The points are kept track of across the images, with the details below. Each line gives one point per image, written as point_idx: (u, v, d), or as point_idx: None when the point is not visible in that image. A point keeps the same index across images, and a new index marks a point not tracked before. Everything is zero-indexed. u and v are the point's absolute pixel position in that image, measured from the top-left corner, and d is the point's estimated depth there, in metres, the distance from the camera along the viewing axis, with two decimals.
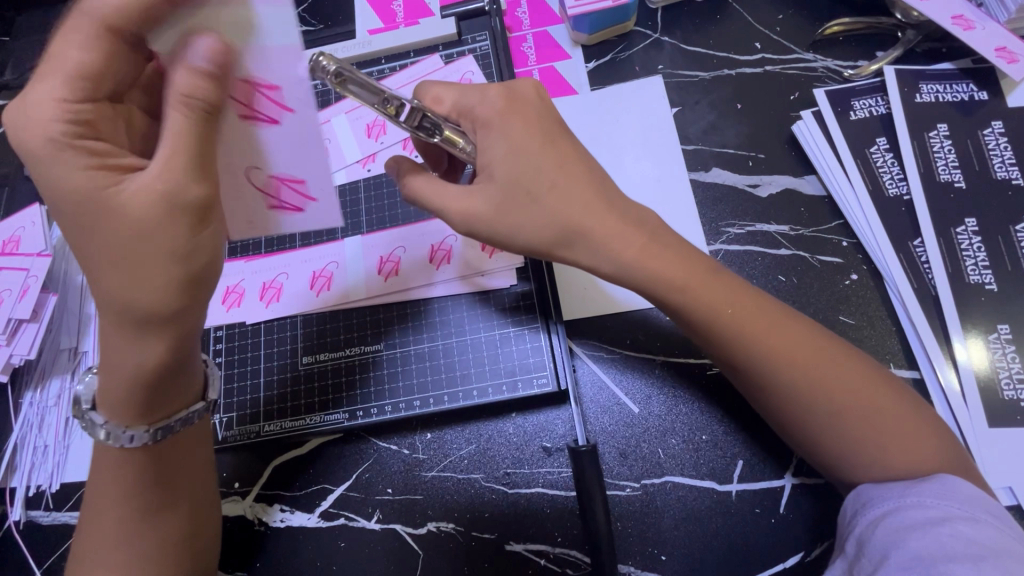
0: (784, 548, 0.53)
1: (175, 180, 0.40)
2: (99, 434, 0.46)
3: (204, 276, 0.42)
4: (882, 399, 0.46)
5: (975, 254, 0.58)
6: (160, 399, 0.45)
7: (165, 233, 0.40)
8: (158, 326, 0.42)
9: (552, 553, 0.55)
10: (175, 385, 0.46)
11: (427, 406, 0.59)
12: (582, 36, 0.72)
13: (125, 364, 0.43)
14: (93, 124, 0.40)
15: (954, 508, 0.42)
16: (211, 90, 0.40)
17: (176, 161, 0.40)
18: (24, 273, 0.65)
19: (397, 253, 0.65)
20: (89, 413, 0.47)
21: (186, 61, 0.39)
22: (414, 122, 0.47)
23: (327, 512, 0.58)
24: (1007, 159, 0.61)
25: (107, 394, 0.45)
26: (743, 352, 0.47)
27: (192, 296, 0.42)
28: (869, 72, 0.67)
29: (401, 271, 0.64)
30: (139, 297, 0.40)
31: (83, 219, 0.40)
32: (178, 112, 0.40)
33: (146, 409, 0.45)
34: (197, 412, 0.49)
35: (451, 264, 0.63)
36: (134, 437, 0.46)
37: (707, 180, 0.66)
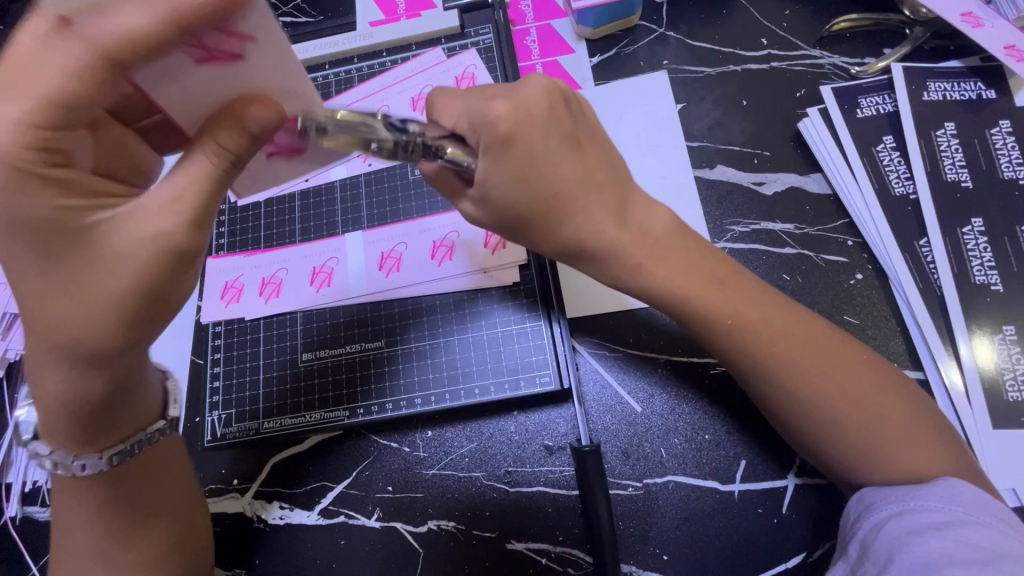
0: (787, 549, 0.53)
1: (170, 227, 0.39)
2: (49, 464, 0.46)
3: (166, 312, 0.43)
4: (892, 405, 0.46)
5: (981, 255, 0.58)
6: (112, 420, 0.45)
7: (145, 273, 0.39)
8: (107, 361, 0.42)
9: (553, 553, 0.55)
10: (120, 408, 0.45)
11: (428, 404, 0.59)
12: (586, 30, 0.71)
13: (62, 393, 0.42)
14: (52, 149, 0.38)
15: (959, 512, 0.42)
16: (245, 146, 0.40)
17: (178, 206, 0.39)
18: None
19: (402, 246, 0.64)
20: (30, 444, 0.46)
21: (240, 115, 0.39)
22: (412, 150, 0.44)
23: (327, 510, 0.58)
24: (1015, 159, 0.61)
25: (51, 425, 0.45)
26: (749, 362, 0.47)
27: (139, 330, 0.42)
28: (876, 69, 0.66)
29: (406, 266, 0.63)
30: (90, 329, 0.40)
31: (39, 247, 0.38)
32: (207, 159, 0.40)
33: (95, 432, 0.45)
34: (159, 431, 0.49)
35: (457, 258, 0.63)
36: (87, 465, 0.45)
37: (712, 178, 0.65)
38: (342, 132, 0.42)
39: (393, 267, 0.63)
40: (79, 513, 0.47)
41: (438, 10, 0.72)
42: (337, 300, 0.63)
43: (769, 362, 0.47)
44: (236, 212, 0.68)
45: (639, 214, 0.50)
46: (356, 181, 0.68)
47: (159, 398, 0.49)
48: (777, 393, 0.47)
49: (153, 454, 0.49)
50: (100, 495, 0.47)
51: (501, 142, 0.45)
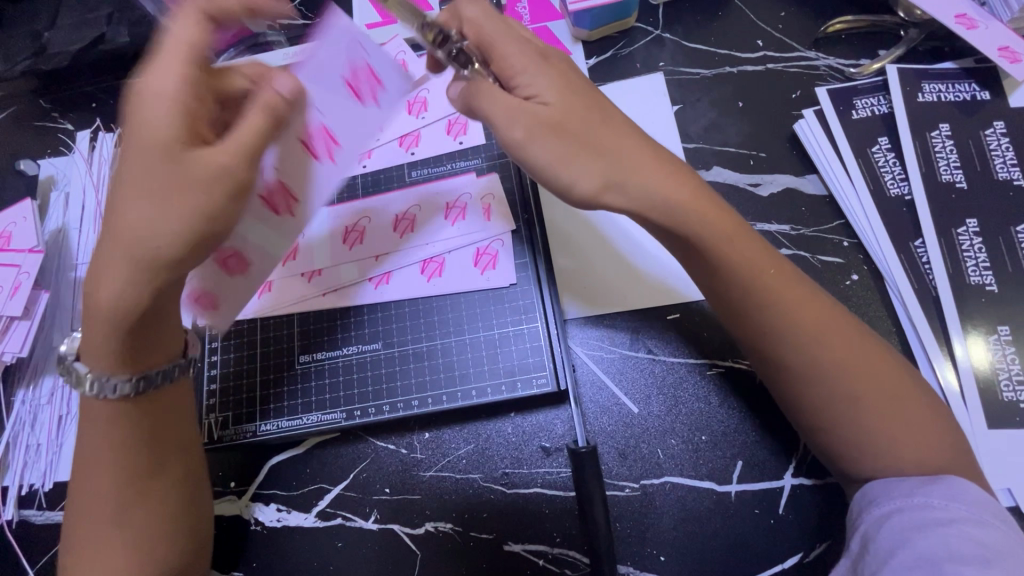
0: (783, 549, 0.53)
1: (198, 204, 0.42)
2: (84, 383, 0.46)
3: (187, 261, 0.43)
4: (903, 393, 0.45)
5: (976, 255, 0.58)
6: (145, 344, 0.46)
7: (205, 189, 0.42)
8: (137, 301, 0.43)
9: (551, 553, 0.55)
10: (151, 328, 0.46)
11: (425, 406, 0.59)
12: (582, 32, 0.71)
13: (127, 305, 0.43)
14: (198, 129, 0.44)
15: (963, 509, 0.42)
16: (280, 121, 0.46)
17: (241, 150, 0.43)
18: (15, 270, 0.64)
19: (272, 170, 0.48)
20: (72, 365, 0.47)
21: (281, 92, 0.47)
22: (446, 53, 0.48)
23: (324, 512, 0.58)
24: (1009, 159, 0.61)
25: (93, 339, 0.45)
26: (785, 348, 0.46)
27: (197, 253, 0.43)
28: (871, 71, 0.66)
29: (297, 188, 0.49)
30: (158, 236, 0.41)
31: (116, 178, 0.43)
32: (262, 113, 0.45)
33: (125, 357, 0.45)
34: (178, 367, 0.50)
35: (344, 146, 0.49)
36: (117, 387, 0.46)
37: (708, 179, 0.65)
38: None
39: (288, 202, 0.50)
40: None
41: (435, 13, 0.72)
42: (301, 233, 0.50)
43: (808, 352, 0.45)
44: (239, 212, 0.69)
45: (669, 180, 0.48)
46: (352, 183, 0.68)
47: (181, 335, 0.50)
48: (805, 383, 0.46)
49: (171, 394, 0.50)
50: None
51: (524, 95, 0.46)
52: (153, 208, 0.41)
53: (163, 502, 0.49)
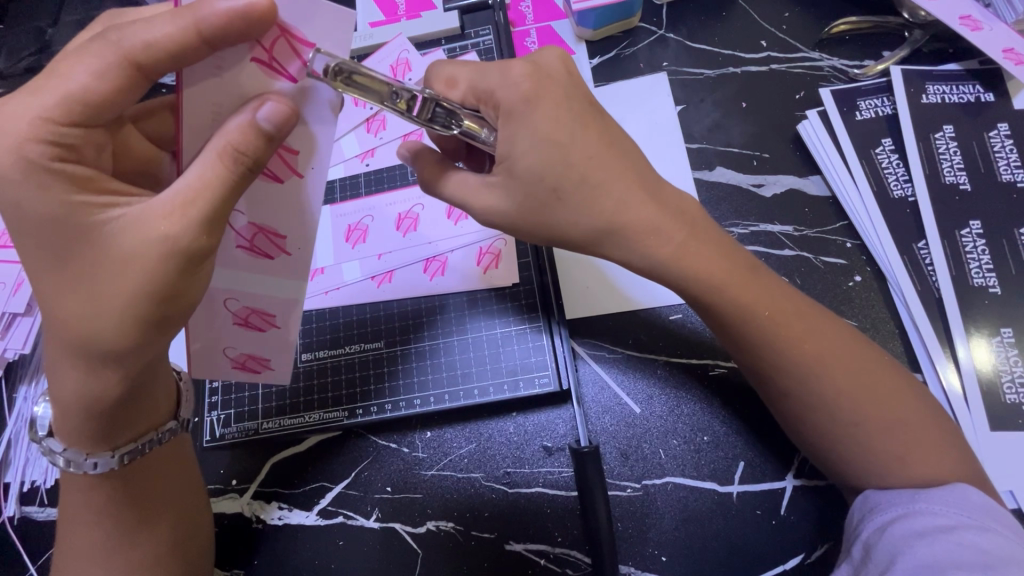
0: (785, 550, 0.53)
1: (151, 281, 0.37)
2: (60, 461, 0.44)
3: (151, 343, 0.40)
4: (901, 405, 0.46)
5: (979, 257, 0.58)
6: (128, 419, 0.44)
7: (147, 275, 0.37)
8: (118, 360, 0.40)
9: (552, 553, 0.55)
10: (135, 408, 0.44)
11: (427, 405, 0.59)
12: (587, 31, 0.71)
13: (96, 396, 0.41)
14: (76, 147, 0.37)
15: (964, 517, 0.42)
16: (263, 148, 0.37)
17: (186, 209, 0.37)
18: (18, 266, 0.65)
19: (246, 219, 0.43)
20: (45, 441, 0.45)
21: (254, 115, 0.37)
22: (426, 116, 0.42)
23: (326, 510, 0.58)
24: (1013, 161, 0.61)
25: (62, 418, 0.43)
26: (783, 354, 0.46)
27: (152, 335, 0.40)
28: (875, 72, 0.66)
29: (278, 223, 0.43)
30: (103, 331, 0.38)
31: (59, 243, 0.37)
32: (220, 161, 0.37)
33: (104, 432, 0.44)
34: (169, 432, 0.48)
35: (304, 149, 0.41)
36: (98, 464, 0.44)
37: (711, 179, 0.65)
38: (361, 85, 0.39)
39: (275, 241, 0.44)
40: (85, 509, 0.46)
41: (438, 12, 0.72)
42: (295, 272, 0.46)
43: (806, 365, 0.46)
44: None
45: (675, 195, 0.48)
46: (354, 180, 0.68)
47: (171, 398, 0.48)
48: (806, 394, 0.46)
49: (160, 453, 0.49)
50: (115, 504, 0.46)
51: (520, 107, 0.44)
52: (93, 303, 0.38)
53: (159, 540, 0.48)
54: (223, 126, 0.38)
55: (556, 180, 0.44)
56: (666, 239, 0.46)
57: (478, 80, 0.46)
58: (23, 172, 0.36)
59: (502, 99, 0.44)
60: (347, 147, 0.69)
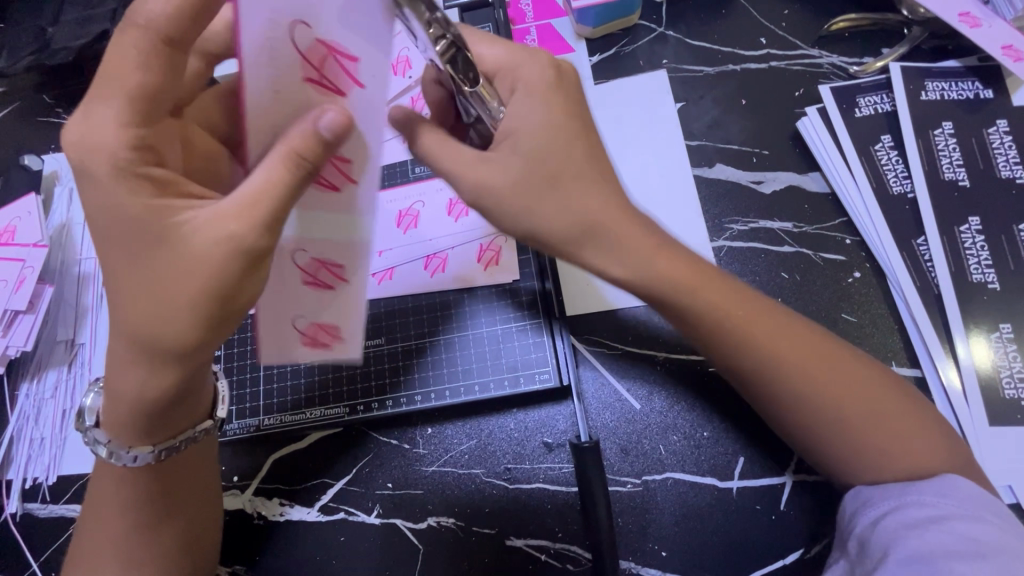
0: (785, 545, 0.53)
1: (218, 282, 0.38)
2: (103, 452, 0.45)
3: (204, 343, 0.40)
4: (903, 402, 0.46)
5: (978, 253, 0.58)
6: (171, 416, 0.44)
7: (212, 278, 0.37)
8: (172, 359, 0.40)
9: (552, 549, 0.55)
10: (180, 407, 0.44)
11: (427, 401, 0.59)
12: (587, 29, 0.71)
13: (138, 394, 0.42)
14: (156, 148, 0.38)
15: (953, 506, 0.42)
16: (322, 152, 0.35)
17: (254, 211, 0.37)
18: (20, 264, 0.65)
19: (308, 254, 0.41)
20: (90, 431, 0.46)
21: (315, 121, 0.35)
22: (453, 68, 0.40)
23: (326, 506, 0.58)
24: (1012, 158, 0.61)
25: (113, 416, 0.43)
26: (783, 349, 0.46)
27: (219, 328, 0.40)
28: (874, 68, 0.67)
29: (338, 255, 0.41)
30: (171, 329, 0.38)
31: (135, 243, 0.38)
32: (284, 165, 0.36)
33: (150, 429, 0.44)
34: (204, 430, 0.48)
35: (355, 158, 0.38)
36: (137, 457, 0.45)
37: (710, 176, 0.65)
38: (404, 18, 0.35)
39: (335, 271, 0.42)
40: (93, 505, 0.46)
41: (439, 9, 0.72)
42: (359, 302, 0.43)
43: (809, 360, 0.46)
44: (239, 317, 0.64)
45: None
46: None
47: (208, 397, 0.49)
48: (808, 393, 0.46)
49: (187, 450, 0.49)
50: (121, 500, 0.46)
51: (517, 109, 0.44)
52: (155, 306, 0.38)
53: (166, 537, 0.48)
54: (284, 128, 0.36)
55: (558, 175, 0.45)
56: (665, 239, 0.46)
57: None
58: None
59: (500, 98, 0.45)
60: None
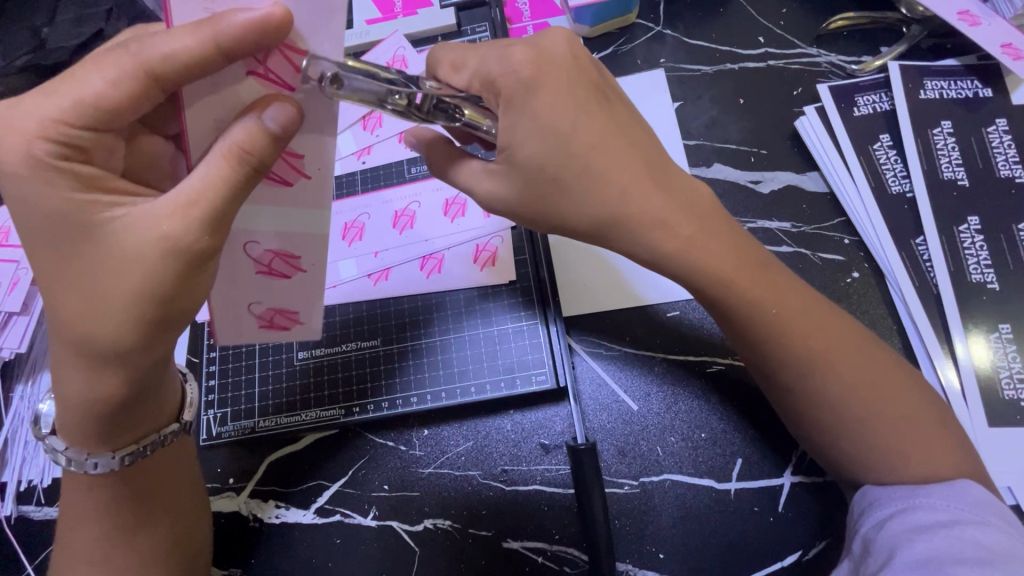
0: (783, 548, 0.53)
1: (155, 281, 0.37)
2: (62, 460, 0.45)
3: (144, 347, 0.40)
4: (902, 404, 0.45)
5: (977, 253, 0.58)
6: (125, 422, 0.44)
7: (147, 276, 0.37)
8: (115, 362, 0.40)
9: (549, 551, 0.55)
10: (135, 414, 0.44)
11: (424, 402, 0.59)
12: (583, 28, 0.70)
13: (89, 397, 0.41)
14: (88, 149, 0.37)
15: (964, 511, 0.42)
16: (267, 149, 0.36)
17: (191, 210, 0.36)
18: (14, 265, 0.65)
19: (262, 246, 0.43)
20: (47, 439, 0.45)
21: (261, 118, 0.36)
22: (428, 110, 0.42)
23: (323, 509, 0.58)
24: (1011, 157, 0.61)
25: (64, 416, 0.43)
26: (781, 350, 0.46)
27: (155, 336, 0.40)
28: (873, 67, 0.66)
29: (294, 246, 0.43)
30: (107, 330, 0.38)
31: (69, 241, 0.37)
32: (227, 163, 0.36)
33: (107, 434, 0.44)
34: (171, 434, 0.48)
35: (308, 152, 0.40)
36: (99, 464, 0.44)
37: (708, 176, 0.65)
38: (358, 88, 0.37)
39: (291, 262, 0.44)
40: (85, 509, 0.46)
41: (435, 9, 0.72)
42: (314, 290, 0.46)
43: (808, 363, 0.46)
44: None
45: (682, 182, 0.48)
46: (351, 178, 0.68)
47: (175, 400, 0.48)
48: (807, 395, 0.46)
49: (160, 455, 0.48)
50: (114, 503, 0.46)
51: (511, 109, 0.44)
52: (97, 304, 0.38)
53: (160, 542, 0.48)
54: (230, 127, 0.37)
55: (554, 175, 0.44)
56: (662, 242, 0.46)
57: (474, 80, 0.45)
58: (28, 165, 0.36)
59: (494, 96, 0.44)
60: (344, 145, 0.69)
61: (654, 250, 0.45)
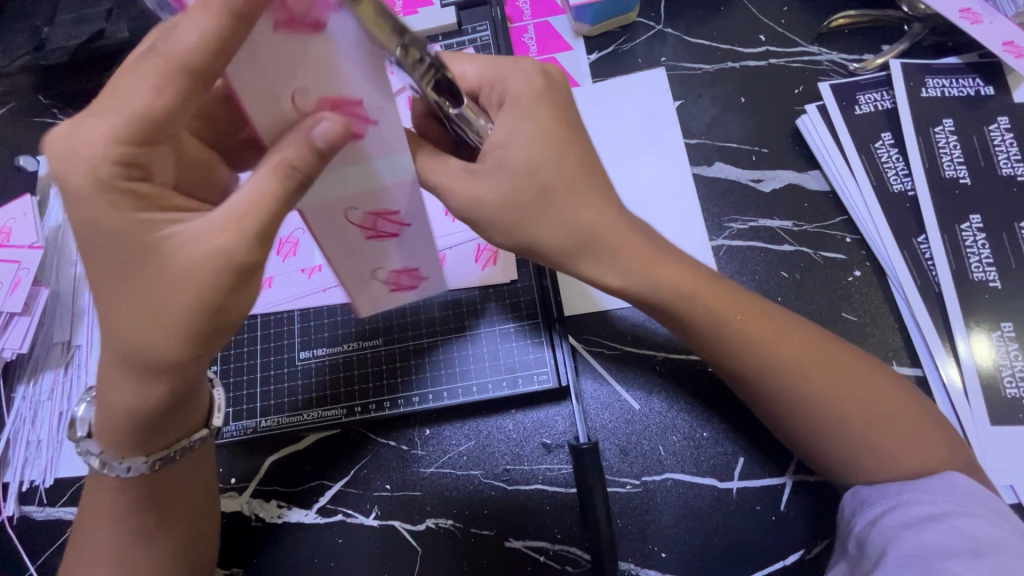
0: (785, 547, 0.53)
1: (208, 294, 0.37)
2: (96, 463, 0.45)
3: (192, 359, 0.40)
4: (903, 404, 0.45)
5: (979, 252, 0.58)
6: (161, 430, 0.44)
7: (204, 290, 0.37)
8: (163, 374, 0.40)
9: (551, 550, 0.55)
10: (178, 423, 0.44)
11: (426, 402, 0.59)
12: (584, 27, 0.70)
13: (136, 406, 0.41)
14: (145, 165, 0.37)
15: (952, 503, 0.42)
16: (314, 162, 0.37)
17: (245, 222, 0.37)
18: (15, 266, 0.64)
19: (361, 210, 0.42)
20: (82, 441, 0.45)
21: (309, 130, 0.36)
22: (432, 86, 0.39)
23: (325, 508, 0.58)
24: (1013, 155, 0.61)
25: (103, 425, 0.43)
26: (782, 351, 0.46)
27: (205, 348, 0.40)
28: (874, 65, 0.66)
29: (389, 203, 0.42)
30: (160, 343, 0.38)
31: (126, 258, 0.37)
32: (275, 175, 0.37)
33: (147, 440, 0.44)
34: (199, 440, 0.48)
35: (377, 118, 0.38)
36: (131, 468, 0.45)
37: (710, 175, 0.65)
38: (383, 37, 0.34)
39: (392, 219, 0.43)
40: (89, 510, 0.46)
41: (435, 7, 0.72)
42: (421, 236, 0.46)
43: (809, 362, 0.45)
44: None
45: None
46: None
47: (205, 406, 0.48)
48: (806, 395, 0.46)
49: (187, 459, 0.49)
50: (117, 504, 0.46)
51: None
52: (147, 318, 0.38)
53: (167, 545, 0.48)
54: (279, 139, 0.37)
55: (555, 174, 0.44)
56: None
57: None
58: None
59: None
60: None
61: None
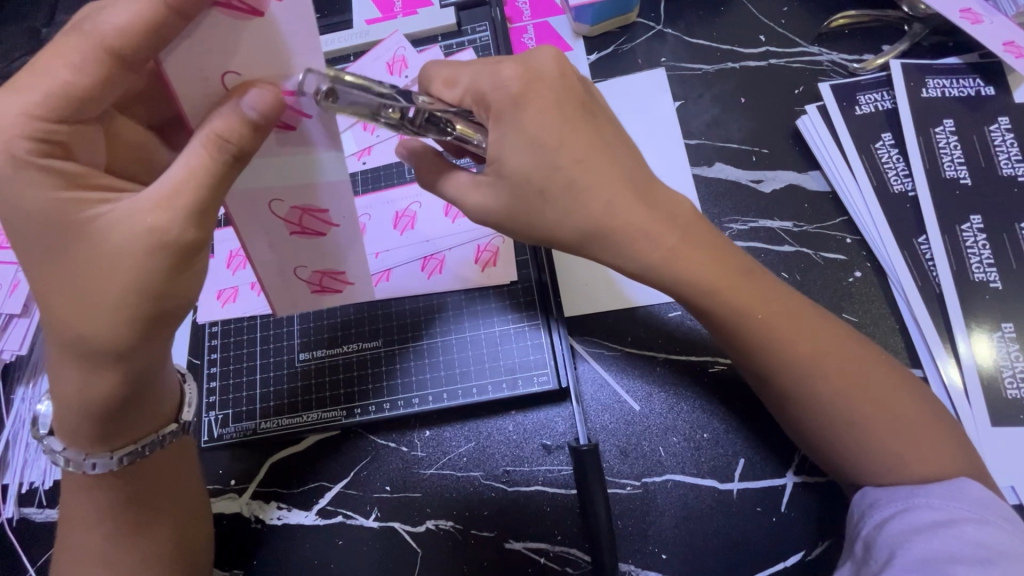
0: (786, 548, 0.53)
1: (145, 276, 0.37)
2: (60, 461, 0.45)
3: (138, 346, 0.39)
4: (902, 405, 0.45)
5: (980, 252, 0.58)
6: (122, 422, 0.44)
7: (136, 271, 0.37)
8: (111, 361, 0.39)
9: (551, 552, 0.54)
10: (133, 413, 0.44)
11: (424, 403, 0.59)
12: (584, 27, 0.70)
13: (86, 397, 0.41)
14: (68, 145, 0.37)
15: (963, 509, 0.42)
16: (247, 137, 0.37)
17: (174, 200, 0.37)
18: (14, 268, 0.65)
19: (287, 204, 0.43)
20: (45, 438, 0.45)
21: (237, 105, 0.36)
22: (421, 123, 0.42)
23: (325, 510, 0.57)
24: (1014, 155, 0.60)
25: (58, 414, 0.43)
26: (782, 351, 0.46)
27: (149, 333, 0.39)
28: (874, 66, 0.66)
29: (318, 199, 0.42)
30: (101, 326, 0.38)
31: (59, 244, 0.37)
32: (205, 150, 0.37)
33: (102, 432, 0.43)
34: (168, 435, 0.47)
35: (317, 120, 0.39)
36: (97, 464, 0.44)
37: (710, 175, 0.65)
38: (352, 101, 0.38)
39: (320, 217, 0.43)
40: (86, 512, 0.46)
41: (435, 8, 0.72)
42: (351, 241, 0.45)
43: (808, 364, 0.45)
44: (236, 319, 0.64)
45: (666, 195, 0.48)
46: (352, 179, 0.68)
47: (173, 401, 0.48)
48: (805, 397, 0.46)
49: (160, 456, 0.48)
50: (115, 506, 0.46)
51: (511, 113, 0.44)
52: (89, 304, 0.38)
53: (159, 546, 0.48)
54: (207, 115, 0.37)
55: (553, 176, 0.44)
56: (662, 243, 0.46)
57: (475, 82, 0.45)
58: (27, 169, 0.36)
59: (494, 100, 0.44)
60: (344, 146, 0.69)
61: (655, 251, 0.45)
